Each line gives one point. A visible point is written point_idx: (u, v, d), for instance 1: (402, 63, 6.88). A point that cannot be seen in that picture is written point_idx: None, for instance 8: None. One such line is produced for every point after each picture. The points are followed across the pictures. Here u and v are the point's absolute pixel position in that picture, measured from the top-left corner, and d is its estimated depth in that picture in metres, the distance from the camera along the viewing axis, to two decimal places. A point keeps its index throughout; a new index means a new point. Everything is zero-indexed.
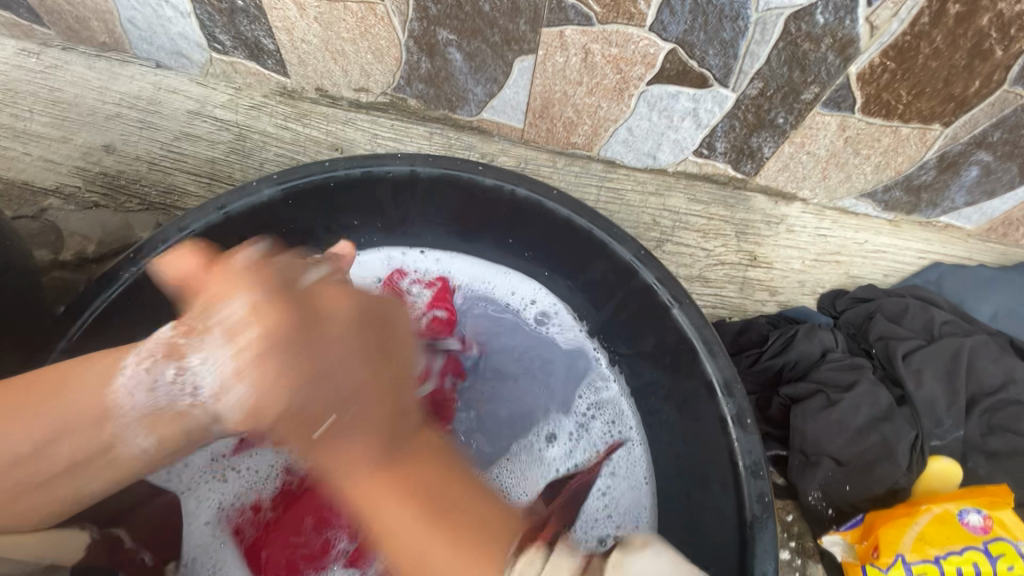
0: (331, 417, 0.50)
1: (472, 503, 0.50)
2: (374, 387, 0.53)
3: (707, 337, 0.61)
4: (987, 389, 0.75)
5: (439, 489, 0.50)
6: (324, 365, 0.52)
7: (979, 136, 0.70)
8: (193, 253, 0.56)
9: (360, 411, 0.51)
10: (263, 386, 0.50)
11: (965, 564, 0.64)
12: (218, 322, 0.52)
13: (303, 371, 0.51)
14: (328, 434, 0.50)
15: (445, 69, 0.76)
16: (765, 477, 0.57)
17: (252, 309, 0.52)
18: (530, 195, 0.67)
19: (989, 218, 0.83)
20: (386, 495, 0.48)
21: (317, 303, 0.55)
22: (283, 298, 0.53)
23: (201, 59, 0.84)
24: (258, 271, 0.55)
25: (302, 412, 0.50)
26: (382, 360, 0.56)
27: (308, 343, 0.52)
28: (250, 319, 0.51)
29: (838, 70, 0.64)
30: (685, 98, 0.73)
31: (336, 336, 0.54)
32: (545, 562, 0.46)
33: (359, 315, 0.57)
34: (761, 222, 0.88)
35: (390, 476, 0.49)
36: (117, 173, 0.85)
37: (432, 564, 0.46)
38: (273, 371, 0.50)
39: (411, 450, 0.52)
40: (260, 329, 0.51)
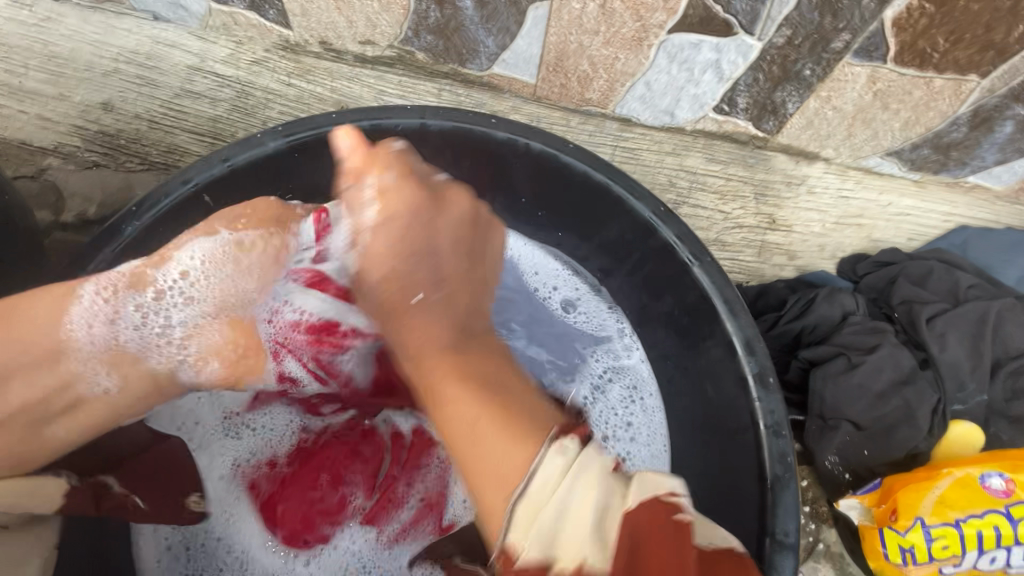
0: (424, 292, 0.53)
1: (524, 398, 0.45)
2: (463, 291, 0.55)
3: (729, 296, 0.59)
4: (1012, 353, 0.73)
5: (503, 386, 0.45)
6: (423, 250, 0.55)
7: (1017, 88, 0.66)
8: (337, 199, 0.61)
9: (444, 297, 0.53)
10: (371, 247, 0.55)
11: (985, 527, 0.64)
12: (349, 205, 0.57)
13: (400, 250, 0.54)
14: (418, 307, 0.52)
15: (455, 19, 0.73)
16: (787, 437, 0.55)
17: (377, 190, 0.55)
18: (545, 150, 0.64)
19: (1019, 178, 0.80)
20: (450, 381, 0.45)
21: (446, 195, 0.57)
22: (411, 181, 0.56)
23: (200, 10, 0.80)
24: (400, 160, 0.57)
25: (405, 279, 0.53)
26: (468, 268, 0.57)
27: (422, 217, 0.55)
28: (372, 195, 0.55)
29: (872, 15, 0.61)
30: (707, 48, 0.69)
31: (439, 232, 0.56)
32: (576, 452, 0.38)
33: (473, 216, 0.59)
34: (781, 183, 0.85)
35: (456, 362, 0.47)
36: (116, 132, 0.83)
37: (486, 448, 0.40)
38: (380, 238, 0.55)
39: (479, 347, 0.50)
40: (381, 206, 0.55)
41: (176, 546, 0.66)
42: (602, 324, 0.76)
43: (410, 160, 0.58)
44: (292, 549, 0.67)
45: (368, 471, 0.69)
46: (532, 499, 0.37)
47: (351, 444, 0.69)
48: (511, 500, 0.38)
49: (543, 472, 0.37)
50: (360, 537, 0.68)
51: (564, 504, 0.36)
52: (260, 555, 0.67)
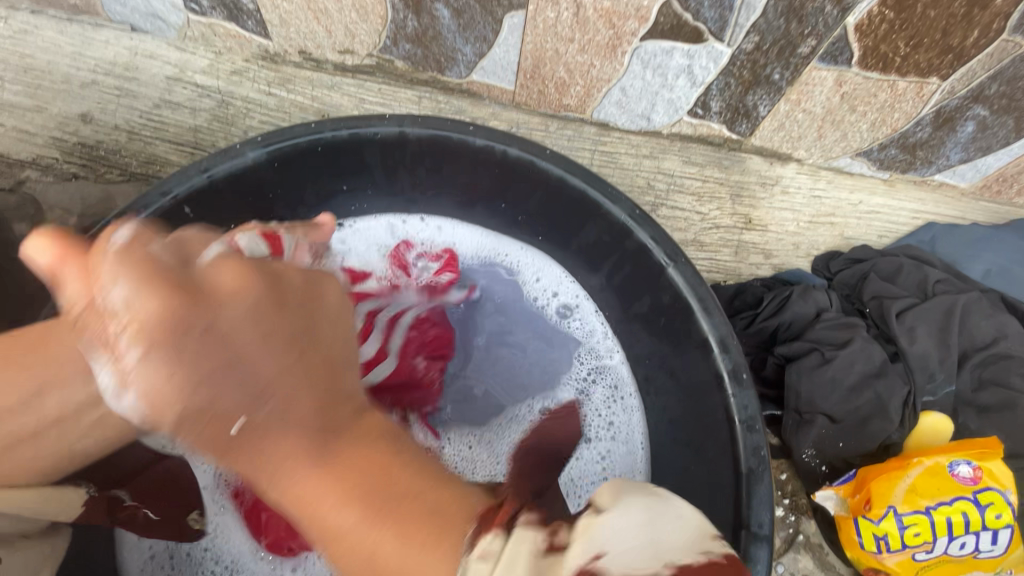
0: (245, 413, 0.36)
1: (429, 483, 0.37)
2: (307, 386, 0.38)
3: (704, 296, 0.61)
4: (979, 344, 0.76)
5: (382, 480, 0.36)
6: (227, 352, 0.36)
7: (976, 90, 0.69)
8: (47, 231, 0.38)
9: (279, 407, 0.36)
10: (150, 386, 0.35)
11: (955, 514, 0.67)
12: (91, 316, 0.35)
13: (179, 368, 0.34)
14: (250, 433, 0.36)
15: (433, 28, 0.74)
16: (761, 431, 0.57)
17: (127, 267, 0.36)
18: (522, 156, 0.65)
19: (983, 175, 0.83)
20: (321, 499, 0.35)
21: (212, 283, 0.37)
22: (164, 276, 0.36)
23: (177, 21, 0.81)
24: (128, 251, 0.37)
25: (210, 410, 0.35)
26: (303, 346, 0.39)
27: (195, 315, 0.35)
28: (119, 296, 0.34)
29: (836, 22, 0.63)
30: (679, 55, 0.71)
31: (236, 327, 0.37)
32: (508, 536, 0.33)
33: (273, 288, 0.40)
34: (756, 183, 0.87)
35: (331, 474, 0.36)
36: (96, 143, 0.83)
37: (384, 568, 0.33)
38: (155, 365, 0.34)
39: (353, 433, 0.38)
40: (134, 311, 0.34)
41: (160, 556, 0.67)
42: (591, 332, 0.78)
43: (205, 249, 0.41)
44: (277, 556, 0.67)
45: None
46: None
47: None
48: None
49: None
50: None
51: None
52: (247, 563, 0.67)
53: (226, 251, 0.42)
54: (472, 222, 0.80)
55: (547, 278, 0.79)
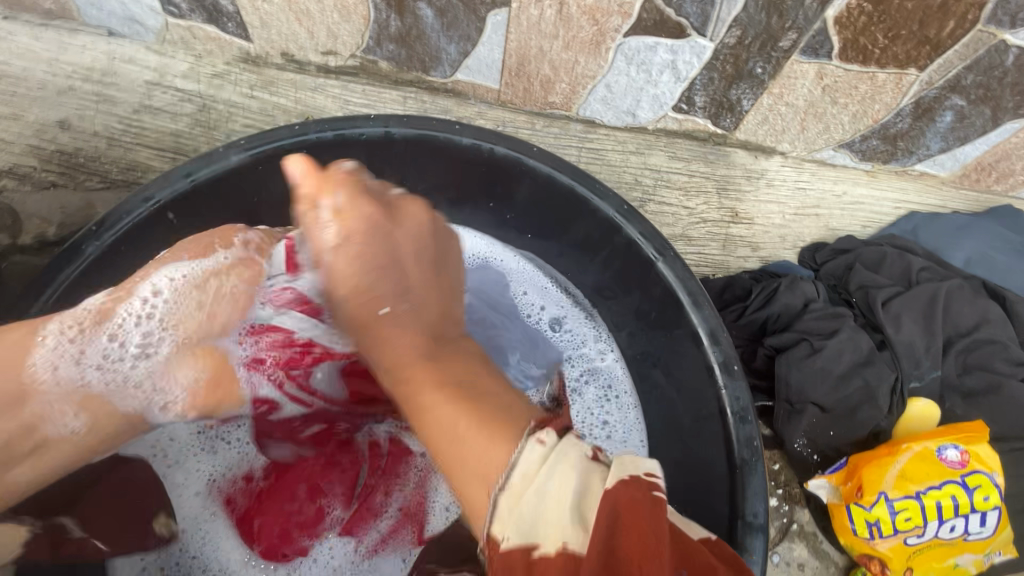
0: (390, 301, 0.53)
1: (500, 393, 0.46)
2: (429, 289, 0.56)
3: (693, 289, 0.61)
4: (963, 330, 0.77)
5: (473, 381, 0.47)
6: (383, 254, 0.54)
7: (954, 80, 0.70)
8: (294, 155, 0.62)
9: (414, 304, 0.54)
10: (340, 268, 0.54)
11: (944, 498, 0.68)
12: (280, 228, 0.57)
13: (357, 256, 0.53)
14: (388, 317, 0.53)
15: (416, 27, 0.74)
16: (753, 422, 0.57)
17: (336, 212, 0.53)
18: (509, 154, 0.65)
19: (963, 164, 0.85)
20: (425, 385, 0.47)
21: (405, 207, 0.57)
22: (369, 197, 0.55)
23: (155, 24, 0.80)
24: (327, 172, 0.58)
25: (366, 292, 0.53)
26: (430, 271, 0.57)
27: (387, 243, 0.55)
28: (331, 214, 0.53)
29: (816, 15, 0.64)
30: (663, 50, 0.71)
31: (404, 236, 0.56)
32: (553, 444, 0.38)
33: (437, 227, 0.59)
34: (742, 177, 0.88)
35: (435, 364, 0.49)
36: (74, 150, 0.80)
37: (456, 448, 0.41)
38: (342, 258, 0.53)
39: (454, 349, 0.53)
40: (341, 224, 0.53)
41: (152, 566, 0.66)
42: (585, 338, 0.77)
43: (398, 192, 0.60)
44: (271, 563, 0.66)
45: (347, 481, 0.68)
46: (515, 488, 0.36)
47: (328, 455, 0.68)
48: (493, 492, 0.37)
49: (520, 466, 0.37)
50: (338, 548, 0.68)
51: (543, 489, 0.36)
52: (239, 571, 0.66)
53: (413, 197, 0.60)
54: (463, 223, 0.80)
55: (535, 292, 0.79)
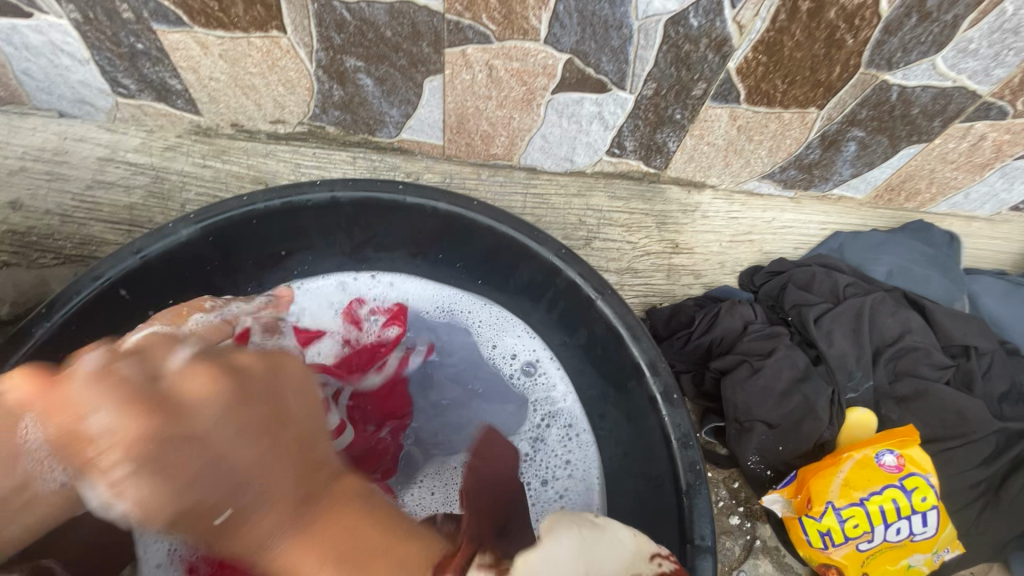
0: (230, 504, 0.35)
1: (400, 549, 0.36)
2: (272, 450, 0.37)
3: (630, 323, 0.65)
4: (889, 340, 0.83)
5: (355, 556, 0.34)
6: (201, 454, 0.35)
7: (850, 116, 0.78)
8: (24, 373, 0.41)
9: (262, 485, 0.36)
10: (141, 498, 0.34)
11: (886, 502, 0.71)
12: (70, 436, 0.35)
13: (174, 472, 0.35)
14: (232, 522, 0.35)
15: (358, 94, 0.78)
16: (695, 447, 0.60)
17: (112, 412, 0.35)
18: (452, 210, 0.69)
19: (874, 186, 0.93)
20: (301, 573, 0.34)
21: (179, 395, 0.36)
22: (144, 400, 0.36)
23: (106, 104, 0.83)
24: (109, 370, 0.37)
25: (196, 506, 0.35)
26: (276, 424, 0.39)
27: (175, 437, 0.35)
28: (114, 426, 0.34)
29: (719, 67, 0.71)
30: (589, 103, 0.78)
31: (214, 426, 0.36)
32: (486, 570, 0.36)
33: (242, 385, 0.39)
34: (678, 211, 0.94)
35: (313, 539, 0.35)
36: (26, 230, 0.81)
37: None
38: (147, 481, 0.34)
39: (329, 493, 0.38)
40: (124, 445, 0.34)
41: None
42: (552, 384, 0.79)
43: (177, 352, 0.41)
44: None
45: None
46: None
47: None
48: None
49: None
50: None
51: None
52: None
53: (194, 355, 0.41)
54: (420, 273, 0.83)
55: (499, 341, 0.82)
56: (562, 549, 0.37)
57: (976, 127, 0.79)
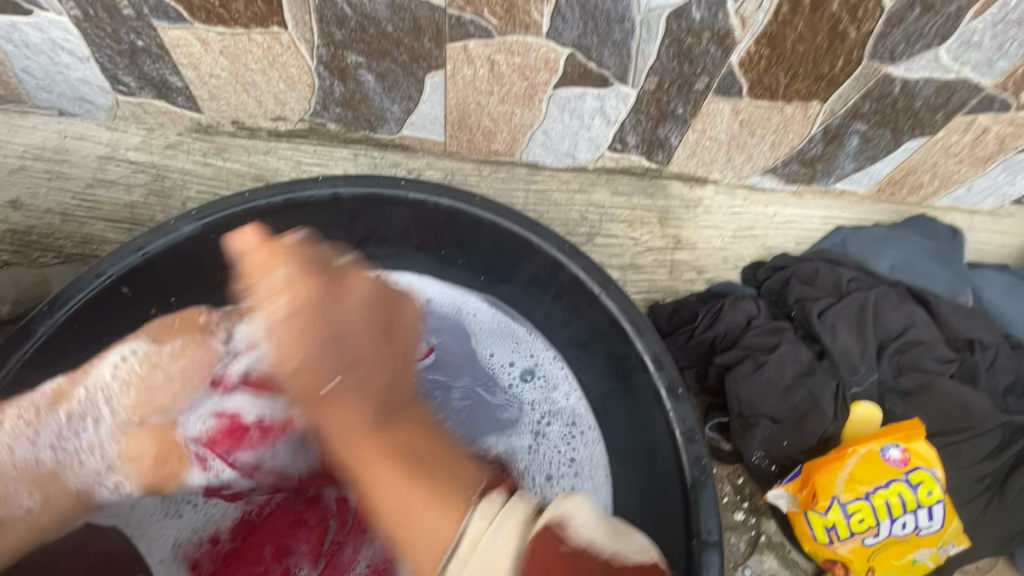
0: (339, 374, 0.55)
1: (454, 465, 0.48)
2: (378, 357, 0.57)
3: (634, 318, 0.65)
4: (893, 334, 0.82)
5: (420, 452, 0.49)
6: (335, 339, 0.56)
7: (853, 109, 0.77)
8: (256, 232, 0.59)
9: (361, 376, 0.55)
10: (285, 342, 0.56)
11: (891, 496, 0.71)
12: (260, 289, 0.58)
13: (313, 339, 0.56)
14: (334, 393, 0.54)
15: (359, 91, 0.78)
16: (700, 441, 0.60)
17: (285, 281, 0.58)
18: (454, 205, 0.69)
19: (877, 180, 0.93)
20: (375, 458, 0.49)
21: (346, 286, 0.59)
22: (314, 271, 0.59)
23: (106, 102, 0.83)
24: (296, 251, 0.60)
25: (313, 369, 0.55)
26: (388, 348, 0.59)
27: (320, 312, 0.56)
28: (280, 288, 0.57)
29: (721, 60, 0.70)
30: (591, 98, 0.77)
31: (350, 326, 0.57)
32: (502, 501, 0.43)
33: (376, 293, 0.61)
34: (680, 207, 0.94)
35: (384, 437, 0.50)
36: (27, 228, 0.81)
37: (411, 523, 0.44)
38: (292, 334, 0.56)
39: (402, 419, 0.53)
40: (289, 298, 0.57)
41: None
42: (556, 382, 0.79)
43: (339, 258, 0.64)
44: None
45: (314, 538, 0.68)
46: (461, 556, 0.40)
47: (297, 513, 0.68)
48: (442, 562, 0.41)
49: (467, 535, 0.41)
50: None
51: (490, 546, 0.40)
52: None
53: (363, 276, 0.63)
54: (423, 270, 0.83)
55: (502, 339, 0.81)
56: (551, 534, 0.39)
57: (978, 120, 0.79)
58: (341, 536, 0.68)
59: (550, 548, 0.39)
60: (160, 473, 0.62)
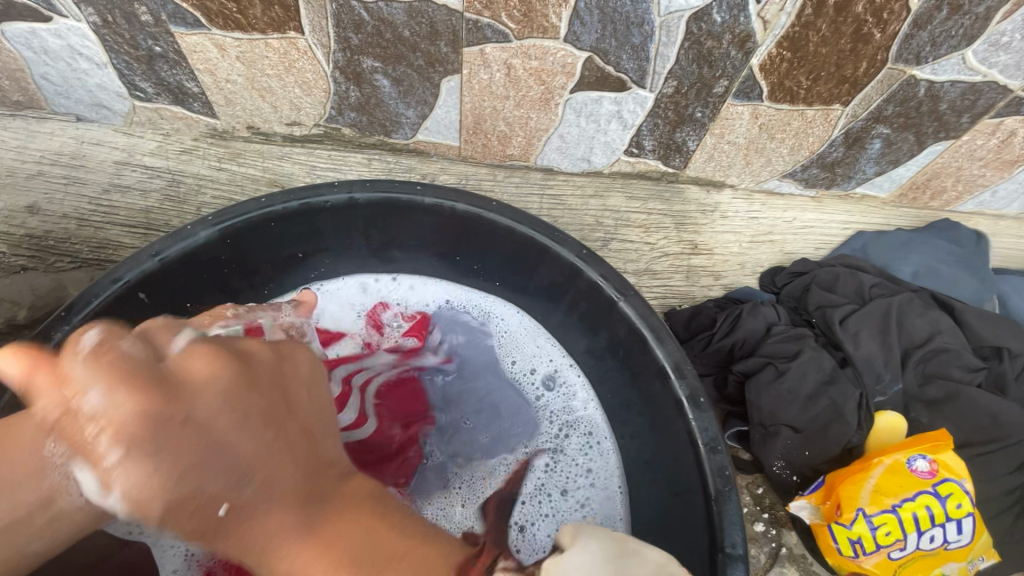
0: (229, 496, 0.37)
1: (415, 548, 0.39)
2: (284, 444, 0.40)
3: (654, 325, 0.64)
4: (918, 342, 0.81)
5: (370, 544, 0.38)
6: (205, 440, 0.37)
7: (875, 112, 0.76)
8: (15, 352, 0.40)
9: (266, 478, 0.38)
10: (132, 485, 0.35)
11: (919, 509, 0.69)
12: (67, 422, 0.36)
13: (175, 456, 0.36)
14: (237, 516, 0.37)
15: (375, 96, 0.78)
16: (724, 451, 0.59)
17: (104, 393, 0.36)
18: (470, 210, 0.68)
19: (898, 185, 0.91)
20: (314, 574, 0.36)
21: (181, 375, 0.38)
22: (134, 379, 0.37)
23: (123, 108, 0.83)
24: (101, 356, 0.38)
25: (196, 494, 0.36)
26: (278, 423, 0.40)
27: (175, 428, 0.36)
28: (109, 405, 0.36)
29: (741, 64, 0.69)
30: (608, 102, 0.76)
31: (212, 416, 0.37)
32: (490, 572, 0.38)
33: (242, 374, 0.40)
34: (697, 212, 0.92)
35: (321, 545, 0.37)
36: (43, 234, 0.81)
37: None
38: (139, 463, 0.35)
39: (337, 505, 0.40)
40: (111, 436, 0.35)
41: None
42: (572, 392, 0.78)
43: (168, 343, 0.42)
44: None
45: None
46: None
47: None
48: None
49: None
50: None
51: None
52: None
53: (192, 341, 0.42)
54: (438, 277, 0.83)
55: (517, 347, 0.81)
56: (593, 565, 0.38)
57: (1005, 122, 0.77)
58: None
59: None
60: None
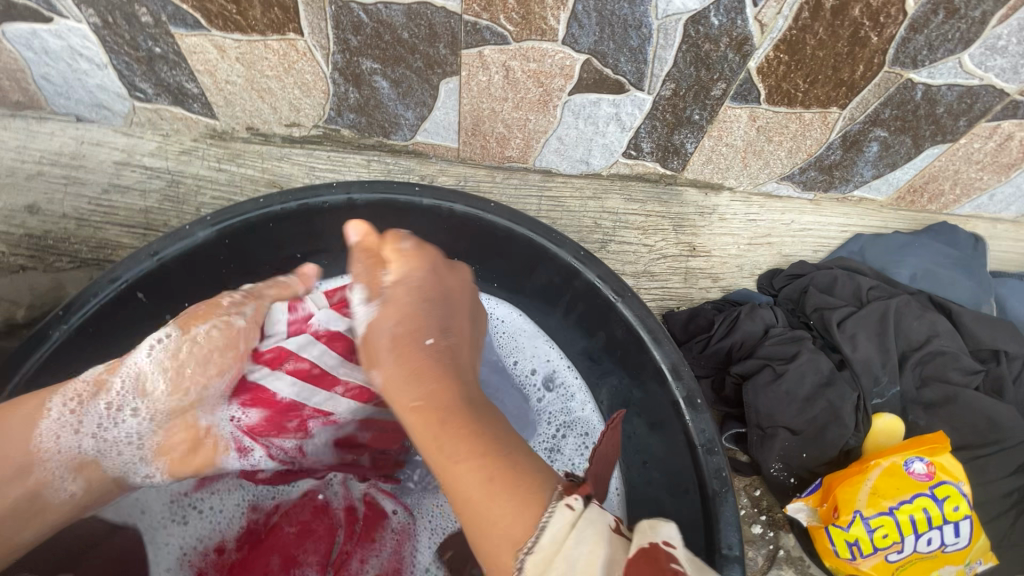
0: (435, 338, 0.55)
1: (532, 458, 0.46)
2: (467, 335, 0.59)
3: (652, 326, 0.64)
4: (915, 344, 0.81)
5: (503, 435, 0.47)
6: (431, 304, 0.58)
7: (873, 115, 0.76)
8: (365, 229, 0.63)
9: (455, 345, 0.56)
10: (388, 315, 0.57)
11: (916, 511, 0.69)
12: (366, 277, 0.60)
13: (413, 304, 0.57)
14: (433, 353, 0.54)
15: (374, 97, 0.78)
16: (720, 453, 0.58)
17: (399, 267, 0.61)
18: (468, 211, 0.68)
19: (896, 188, 0.91)
20: (455, 433, 0.46)
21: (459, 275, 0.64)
22: (421, 262, 0.61)
23: (123, 109, 0.83)
24: (422, 253, 0.63)
25: (412, 329, 0.55)
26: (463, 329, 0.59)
27: (435, 295, 0.59)
28: (398, 270, 0.60)
29: (739, 66, 0.69)
30: (606, 105, 0.77)
31: (432, 291, 0.59)
32: (582, 508, 0.41)
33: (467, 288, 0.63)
34: (695, 214, 0.92)
35: (465, 418, 0.48)
36: (43, 233, 0.81)
37: (488, 513, 0.42)
38: (393, 306, 0.57)
39: (488, 410, 0.50)
40: (400, 274, 0.60)
41: None
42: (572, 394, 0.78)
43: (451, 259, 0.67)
44: None
45: (322, 549, 0.68)
46: (544, 551, 0.39)
47: (303, 522, 0.70)
48: (521, 555, 0.39)
49: (550, 529, 0.40)
50: None
51: (573, 554, 0.38)
52: None
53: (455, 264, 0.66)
54: None
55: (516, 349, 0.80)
56: (655, 551, 0.40)
57: (1002, 126, 0.78)
58: (350, 545, 0.70)
59: (655, 562, 0.39)
60: (194, 462, 0.62)
